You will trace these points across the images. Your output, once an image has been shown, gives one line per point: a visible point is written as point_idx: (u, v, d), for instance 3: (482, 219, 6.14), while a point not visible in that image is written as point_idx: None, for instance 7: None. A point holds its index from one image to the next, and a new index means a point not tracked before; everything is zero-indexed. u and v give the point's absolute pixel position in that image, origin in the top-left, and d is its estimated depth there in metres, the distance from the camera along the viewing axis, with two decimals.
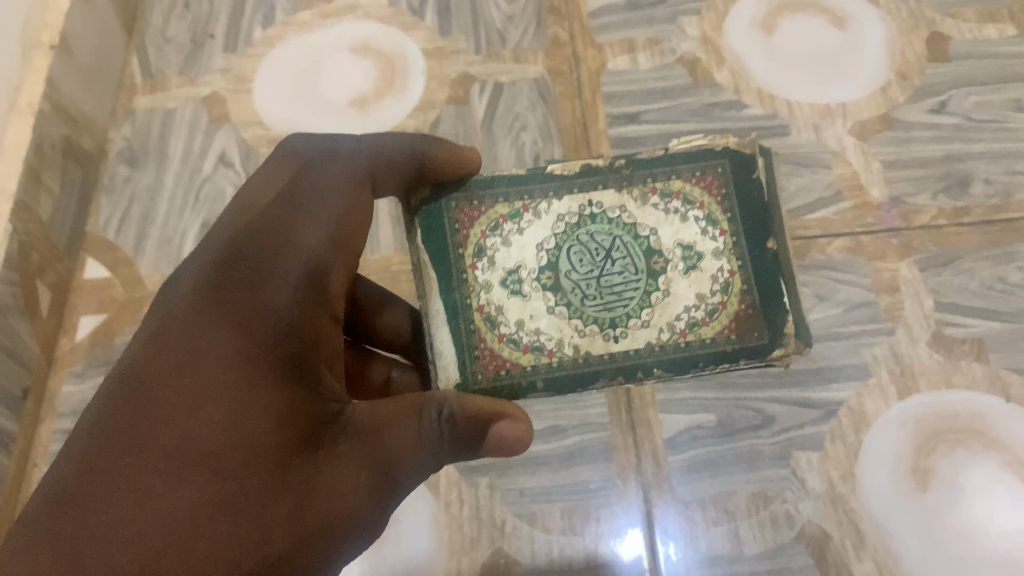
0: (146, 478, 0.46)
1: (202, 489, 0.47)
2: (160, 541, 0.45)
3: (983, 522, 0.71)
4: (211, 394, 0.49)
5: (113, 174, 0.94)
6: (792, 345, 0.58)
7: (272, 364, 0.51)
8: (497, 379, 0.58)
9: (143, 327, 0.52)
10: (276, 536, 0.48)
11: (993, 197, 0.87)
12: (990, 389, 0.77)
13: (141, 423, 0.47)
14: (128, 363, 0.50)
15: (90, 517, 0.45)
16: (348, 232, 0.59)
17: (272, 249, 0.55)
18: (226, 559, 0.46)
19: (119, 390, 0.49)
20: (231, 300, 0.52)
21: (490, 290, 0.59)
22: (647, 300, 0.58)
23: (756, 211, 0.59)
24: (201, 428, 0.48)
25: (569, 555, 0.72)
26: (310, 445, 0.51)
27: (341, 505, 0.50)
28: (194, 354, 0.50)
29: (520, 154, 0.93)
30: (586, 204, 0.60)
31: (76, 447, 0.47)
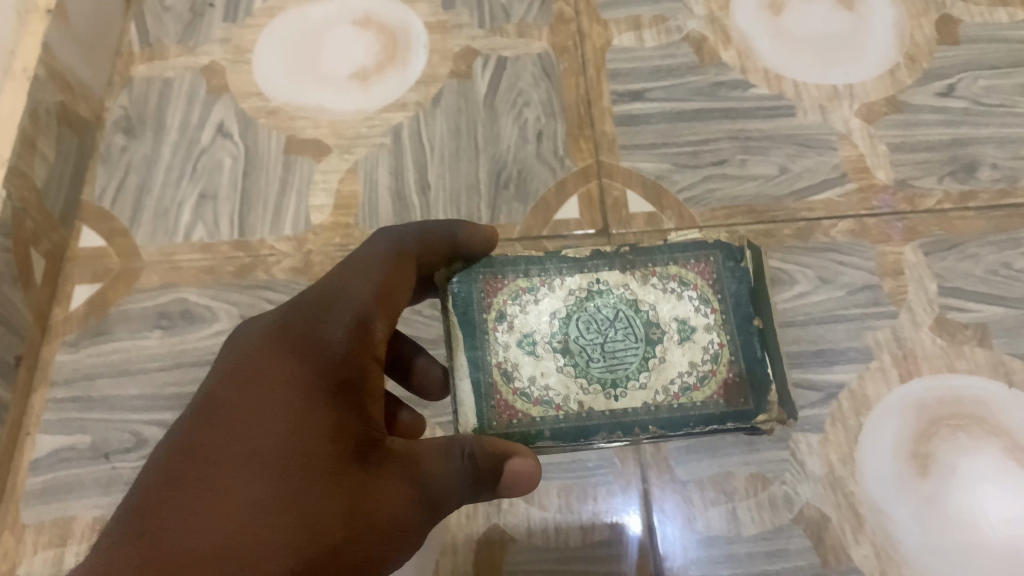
0: (218, 480, 0.46)
1: (270, 491, 0.46)
2: (230, 533, 0.44)
3: (985, 508, 0.70)
4: (276, 410, 0.49)
5: (110, 143, 0.92)
6: (775, 412, 0.55)
7: (330, 388, 0.51)
8: (510, 427, 0.55)
9: (218, 359, 0.54)
10: (332, 532, 0.47)
11: (999, 182, 0.86)
12: (993, 375, 0.76)
13: (215, 434, 0.48)
14: (204, 391, 0.51)
15: (165, 515, 0.44)
16: (390, 291, 0.57)
17: (326, 297, 0.56)
18: (288, 554, 0.45)
19: (196, 410, 0.50)
20: (294, 335, 0.53)
21: (508, 349, 0.57)
22: (650, 369, 0.56)
23: (744, 293, 0.58)
24: (269, 438, 0.48)
25: (565, 533, 0.71)
26: (361, 458, 0.50)
27: (394, 517, 0.49)
28: (260, 378, 0.51)
29: (522, 130, 0.91)
30: (593, 281, 0.58)
31: (157, 459, 0.48)
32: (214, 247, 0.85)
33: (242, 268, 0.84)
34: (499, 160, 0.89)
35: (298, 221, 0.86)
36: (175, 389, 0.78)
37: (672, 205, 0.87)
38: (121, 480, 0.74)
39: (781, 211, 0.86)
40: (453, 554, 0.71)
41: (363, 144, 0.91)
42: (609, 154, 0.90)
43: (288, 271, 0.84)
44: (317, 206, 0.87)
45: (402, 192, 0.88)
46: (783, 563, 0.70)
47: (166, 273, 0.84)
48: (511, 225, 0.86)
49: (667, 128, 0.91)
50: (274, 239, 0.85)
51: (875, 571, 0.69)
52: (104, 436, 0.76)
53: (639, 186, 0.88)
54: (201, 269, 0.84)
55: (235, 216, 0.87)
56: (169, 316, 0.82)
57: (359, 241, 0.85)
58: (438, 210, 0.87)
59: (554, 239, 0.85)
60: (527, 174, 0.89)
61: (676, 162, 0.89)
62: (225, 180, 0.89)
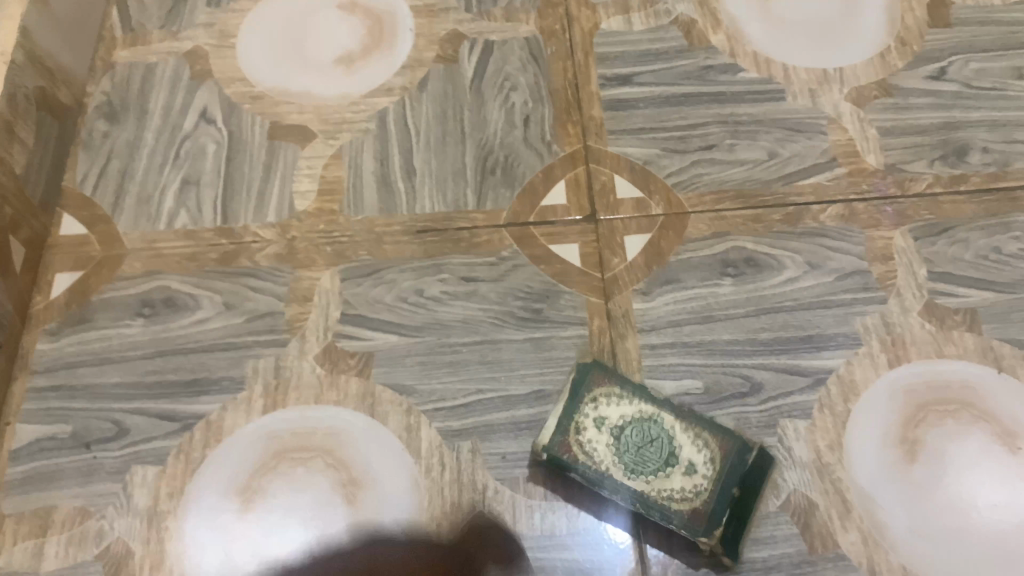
0: None
1: None
2: None
3: (973, 494, 0.69)
4: None
5: (91, 129, 0.91)
6: (714, 545, 0.65)
7: None
8: (560, 459, 0.67)
9: None
10: None
11: (990, 166, 0.86)
12: (982, 360, 0.75)
13: None
14: None
15: None
16: None
17: None
18: None
19: None
20: None
21: (582, 419, 0.69)
22: (653, 500, 0.65)
23: (743, 487, 0.67)
24: None
25: (551, 521, 0.70)
26: None
27: None
28: None
29: (509, 114, 0.90)
30: (655, 415, 0.69)
31: None
32: (197, 234, 0.84)
33: (225, 255, 0.83)
34: (486, 145, 0.88)
35: (281, 208, 0.85)
36: (157, 377, 0.77)
37: (660, 189, 0.86)
38: (102, 469, 0.73)
39: (770, 196, 0.85)
40: (437, 542, 0.69)
41: (347, 129, 0.90)
42: (597, 140, 0.89)
43: (272, 257, 0.82)
44: (302, 192, 0.86)
45: (386, 177, 0.87)
46: (770, 550, 0.67)
47: (149, 261, 0.83)
48: (498, 211, 0.84)
49: (655, 112, 0.90)
50: (257, 225, 0.84)
51: (863, 557, 0.67)
52: (85, 425, 0.75)
53: (627, 171, 0.87)
54: (184, 256, 0.83)
55: (218, 202, 0.86)
56: (152, 304, 0.81)
57: (344, 227, 0.84)
58: (424, 195, 0.85)
59: (542, 225, 0.84)
60: (514, 159, 0.87)
61: (665, 147, 0.88)
62: (208, 166, 0.88)
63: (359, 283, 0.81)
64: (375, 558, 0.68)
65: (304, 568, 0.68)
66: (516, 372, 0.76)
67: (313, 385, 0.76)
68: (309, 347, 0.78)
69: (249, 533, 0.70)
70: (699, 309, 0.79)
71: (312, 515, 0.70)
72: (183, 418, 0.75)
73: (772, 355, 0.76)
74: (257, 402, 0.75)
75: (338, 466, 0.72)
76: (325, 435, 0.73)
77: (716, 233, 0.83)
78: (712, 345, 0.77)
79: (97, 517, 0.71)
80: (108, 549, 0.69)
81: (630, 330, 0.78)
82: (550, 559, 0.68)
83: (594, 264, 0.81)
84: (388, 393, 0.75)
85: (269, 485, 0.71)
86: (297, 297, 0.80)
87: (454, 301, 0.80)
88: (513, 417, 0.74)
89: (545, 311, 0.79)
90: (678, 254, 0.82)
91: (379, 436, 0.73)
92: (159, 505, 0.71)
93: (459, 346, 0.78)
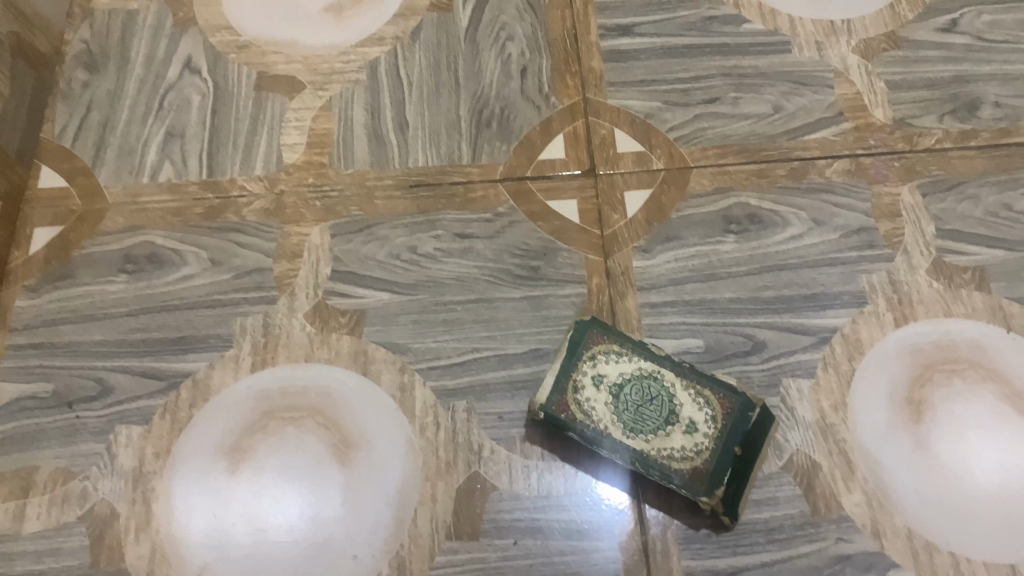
0: None
1: None
2: None
3: (980, 455, 0.67)
4: None
5: (71, 78, 0.87)
6: (714, 505, 0.63)
7: None
8: (558, 418, 0.65)
9: None
10: None
11: (1002, 121, 0.83)
12: (991, 319, 0.73)
13: None
14: None
15: None
16: None
17: None
18: None
19: None
20: None
21: (580, 377, 0.67)
22: (652, 458, 0.64)
23: (748, 446, 0.65)
24: None
25: (548, 481, 0.68)
26: None
27: None
28: None
29: (505, 65, 0.87)
30: (655, 372, 0.67)
31: None
32: (182, 187, 0.81)
33: (211, 209, 0.80)
34: (481, 97, 0.85)
35: (269, 161, 0.82)
36: (141, 334, 0.74)
37: (662, 144, 0.83)
38: (84, 429, 0.70)
39: (775, 151, 0.82)
40: (432, 502, 0.67)
41: (337, 80, 0.86)
42: (597, 92, 0.86)
43: (259, 212, 0.80)
44: (290, 144, 0.83)
45: (378, 130, 0.84)
46: (772, 511, 0.66)
47: (132, 215, 0.80)
48: (494, 165, 0.82)
49: (657, 64, 0.87)
50: (244, 179, 0.81)
51: (867, 519, 0.66)
52: (67, 384, 0.72)
53: (627, 124, 0.84)
54: (168, 210, 0.80)
55: (203, 155, 0.83)
56: (135, 260, 0.78)
57: (334, 181, 0.81)
58: (417, 149, 0.82)
59: (539, 180, 0.81)
60: (511, 112, 0.84)
61: (666, 100, 0.85)
62: (193, 117, 0.85)
63: (350, 239, 0.78)
64: (369, 520, 0.66)
65: (295, 530, 0.66)
66: (512, 331, 0.74)
67: (303, 343, 0.73)
68: (298, 305, 0.75)
69: (239, 494, 0.67)
70: (701, 267, 0.76)
71: (303, 475, 0.68)
72: (168, 377, 0.72)
73: (776, 314, 0.74)
74: (245, 361, 0.73)
75: (330, 425, 0.69)
76: (316, 394, 0.71)
77: (719, 188, 0.80)
78: (714, 304, 0.75)
79: (81, 478, 0.68)
80: (92, 511, 0.67)
81: (630, 288, 0.75)
82: (547, 520, 0.66)
83: (593, 220, 0.79)
84: (381, 351, 0.73)
85: (258, 445, 0.69)
86: (286, 253, 0.78)
87: (448, 257, 0.77)
88: (509, 376, 0.72)
89: (542, 269, 0.77)
90: (679, 210, 0.79)
91: (373, 396, 0.71)
92: (145, 466, 0.69)
93: (454, 304, 0.75)
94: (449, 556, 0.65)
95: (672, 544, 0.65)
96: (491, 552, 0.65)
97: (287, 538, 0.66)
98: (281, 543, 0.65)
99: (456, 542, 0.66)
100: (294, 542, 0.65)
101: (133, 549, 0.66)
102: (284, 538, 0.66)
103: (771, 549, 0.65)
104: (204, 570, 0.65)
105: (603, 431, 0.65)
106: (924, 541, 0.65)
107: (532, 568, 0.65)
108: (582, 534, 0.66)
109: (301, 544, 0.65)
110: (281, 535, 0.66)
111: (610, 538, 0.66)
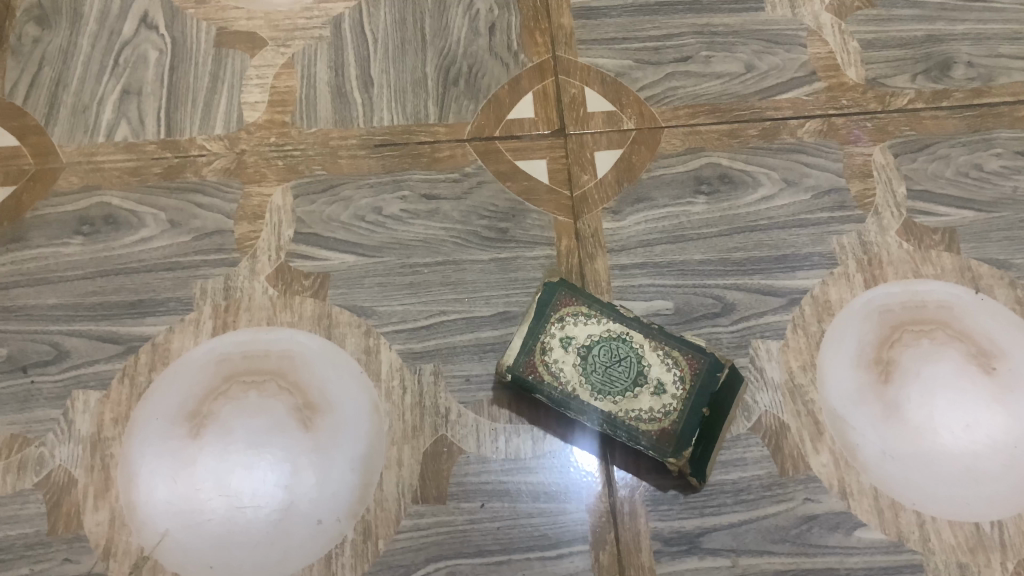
0: None
1: None
2: None
3: (947, 414, 0.67)
4: None
5: (21, 34, 0.84)
6: (682, 467, 0.63)
7: None
8: (525, 380, 0.65)
9: None
10: None
11: (974, 81, 0.83)
12: (960, 280, 0.73)
13: None
14: None
15: None
16: None
17: None
18: None
19: None
20: None
21: (548, 339, 0.66)
22: (620, 420, 0.63)
23: (716, 407, 0.64)
24: None
25: (516, 443, 0.67)
26: None
27: None
28: None
29: (473, 22, 0.85)
30: (624, 334, 0.66)
31: None
32: (139, 146, 0.78)
33: (170, 170, 0.77)
34: (448, 55, 0.83)
35: (229, 120, 0.80)
36: (98, 298, 0.72)
37: (633, 103, 0.81)
38: (40, 395, 0.68)
39: (747, 110, 0.81)
40: (398, 466, 0.66)
41: (300, 36, 0.84)
42: (567, 50, 0.84)
43: (220, 172, 0.77)
44: (251, 102, 0.81)
45: (342, 88, 0.81)
46: (740, 473, 0.66)
47: (87, 174, 0.77)
48: (461, 125, 0.80)
49: (628, 21, 0.86)
50: (204, 138, 0.79)
51: (834, 479, 0.66)
52: (22, 349, 0.70)
53: (597, 83, 0.82)
54: (125, 170, 0.77)
55: (161, 113, 0.80)
56: (91, 221, 0.75)
57: (296, 140, 0.79)
58: (382, 108, 0.80)
59: (507, 140, 0.79)
60: (479, 70, 0.83)
61: (637, 59, 0.84)
62: (150, 75, 0.82)
63: (314, 200, 0.76)
64: (334, 484, 0.65)
65: (259, 495, 0.65)
66: (480, 293, 0.73)
67: (266, 306, 0.72)
68: (260, 267, 0.73)
69: (200, 459, 0.66)
70: (672, 228, 0.75)
71: (267, 440, 0.66)
72: (126, 341, 0.70)
73: (746, 276, 0.73)
74: (206, 324, 0.71)
75: (293, 389, 0.68)
76: (279, 358, 0.69)
77: (690, 148, 0.79)
78: (684, 266, 0.74)
79: (37, 444, 0.66)
80: (48, 477, 0.65)
81: (599, 250, 0.74)
82: (514, 482, 0.66)
83: (563, 180, 0.77)
84: (345, 315, 0.72)
85: (220, 410, 0.67)
86: (248, 214, 0.76)
87: (415, 219, 0.76)
88: (476, 339, 0.71)
89: (511, 230, 0.75)
90: (650, 171, 0.78)
91: (337, 359, 0.70)
92: (103, 432, 0.67)
93: (420, 267, 0.74)
94: (415, 520, 0.64)
95: (640, 506, 0.65)
96: (458, 515, 0.65)
97: (251, 503, 0.64)
98: (245, 508, 0.64)
99: (422, 506, 0.65)
100: (258, 507, 0.64)
101: (91, 516, 0.64)
102: (247, 503, 0.64)
103: (738, 510, 0.65)
104: (166, 537, 0.63)
105: (571, 393, 0.64)
106: (890, 501, 0.65)
107: (499, 531, 0.64)
108: (550, 496, 0.65)
109: (265, 508, 0.64)
110: (244, 500, 0.64)
111: (578, 501, 0.65)
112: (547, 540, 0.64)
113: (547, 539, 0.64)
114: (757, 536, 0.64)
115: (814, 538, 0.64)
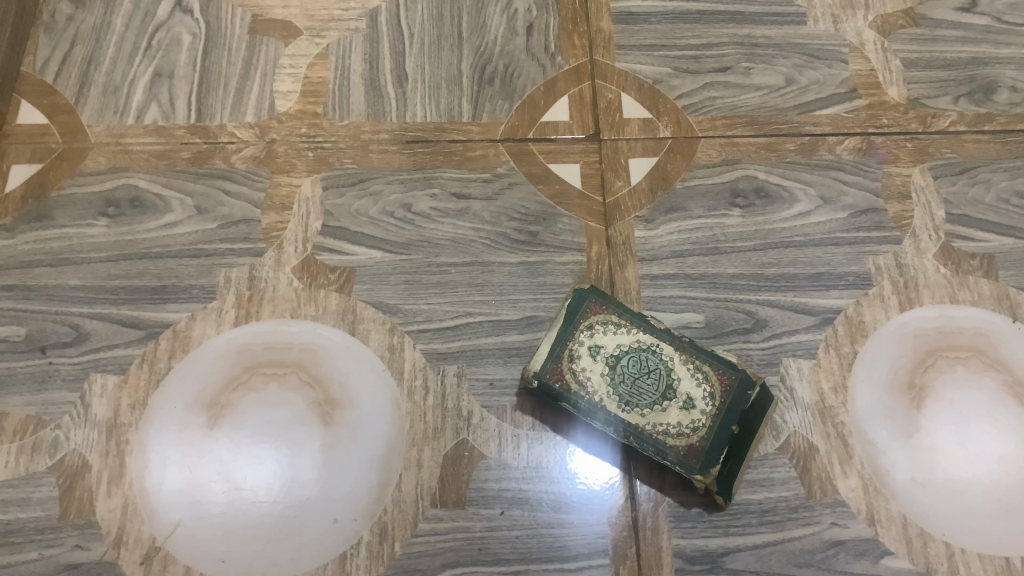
0: None
1: None
2: None
3: (980, 445, 0.66)
4: None
5: (55, 11, 0.83)
6: (708, 483, 0.61)
7: None
8: (556, 390, 0.63)
9: None
10: None
11: (1017, 105, 0.82)
12: (997, 307, 0.72)
13: None
14: None
15: None
16: None
17: None
18: None
19: None
20: None
21: (579, 351, 0.64)
22: (647, 434, 0.62)
23: (744, 426, 0.63)
24: None
25: (538, 450, 0.66)
26: None
27: None
28: None
29: (511, 21, 0.84)
30: (653, 347, 0.65)
31: None
32: (169, 130, 0.77)
33: (198, 155, 0.76)
34: (484, 53, 0.82)
35: (261, 108, 0.79)
36: (120, 281, 0.71)
37: (669, 111, 0.80)
38: (57, 376, 0.67)
39: (785, 124, 0.80)
40: (417, 468, 0.65)
41: (335, 27, 0.83)
42: (605, 54, 0.83)
43: (248, 160, 0.76)
44: (283, 91, 0.80)
45: (376, 81, 0.80)
46: (766, 493, 0.65)
47: (115, 156, 0.76)
48: (495, 124, 0.79)
49: (668, 28, 0.85)
50: (234, 125, 0.78)
51: (862, 504, 0.64)
52: (40, 329, 0.69)
53: (634, 89, 0.81)
54: (153, 153, 0.76)
55: (192, 98, 0.79)
56: (117, 204, 0.74)
57: (327, 132, 0.78)
58: (415, 103, 0.79)
59: (542, 142, 0.78)
60: (515, 69, 0.82)
61: (675, 66, 0.83)
62: (182, 58, 0.81)
63: (342, 193, 0.75)
64: (351, 483, 0.64)
65: (274, 490, 0.63)
66: (507, 296, 0.71)
67: (290, 298, 0.71)
68: (286, 258, 0.72)
69: (217, 451, 0.65)
70: (705, 240, 0.74)
71: (284, 434, 0.65)
72: (147, 326, 0.69)
73: (778, 292, 0.72)
74: (229, 314, 0.70)
75: (313, 383, 0.67)
76: (301, 351, 0.68)
77: (727, 159, 0.78)
78: (716, 279, 0.72)
79: (52, 427, 0.65)
80: (62, 460, 0.64)
81: (630, 259, 0.73)
82: (535, 491, 0.65)
83: (596, 186, 0.76)
84: (370, 311, 0.70)
85: (238, 402, 0.66)
86: (275, 204, 0.75)
87: (444, 218, 0.74)
88: (502, 341, 0.70)
89: (541, 234, 0.74)
90: (684, 180, 0.77)
91: (361, 356, 0.68)
92: (120, 418, 0.66)
93: (447, 267, 0.73)
94: (433, 524, 0.63)
95: (663, 522, 0.64)
96: (477, 522, 0.63)
97: (265, 498, 0.63)
98: (259, 503, 0.63)
99: (441, 510, 0.64)
100: (273, 503, 0.63)
101: (103, 503, 0.63)
102: (262, 497, 0.63)
103: (764, 532, 0.63)
104: (177, 528, 0.62)
105: (596, 405, 0.62)
106: (919, 530, 0.64)
107: (518, 540, 0.63)
108: (571, 507, 0.64)
109: (280, 504, 0.63)
110: (259, 495, 0.63)
111: (599, 513, 0.64)
112: (567, 552, 0.63)
113: (566, 551, 0.63)
114: (782, 559, 0.62)
115: (840, 564, 0.62)
